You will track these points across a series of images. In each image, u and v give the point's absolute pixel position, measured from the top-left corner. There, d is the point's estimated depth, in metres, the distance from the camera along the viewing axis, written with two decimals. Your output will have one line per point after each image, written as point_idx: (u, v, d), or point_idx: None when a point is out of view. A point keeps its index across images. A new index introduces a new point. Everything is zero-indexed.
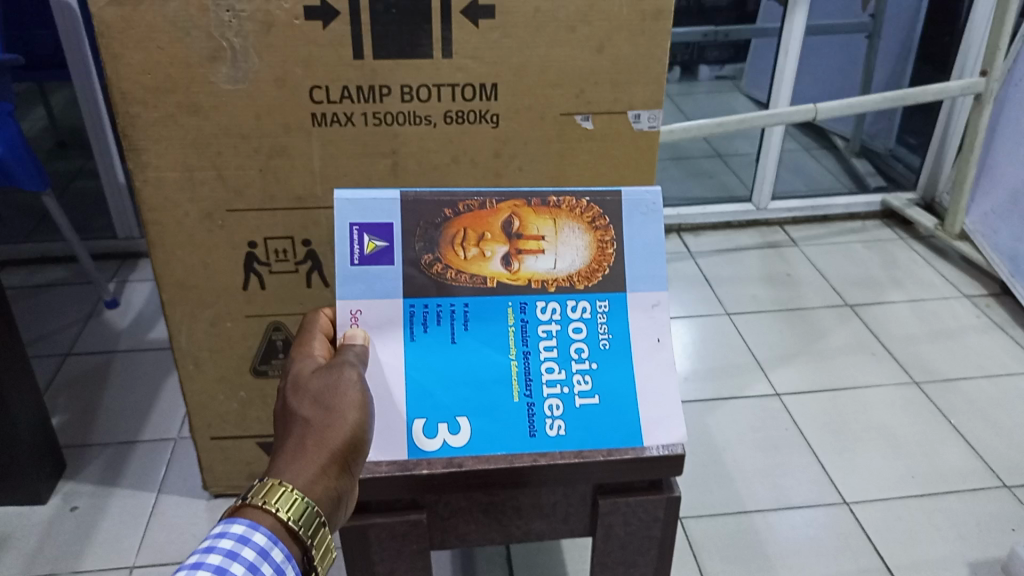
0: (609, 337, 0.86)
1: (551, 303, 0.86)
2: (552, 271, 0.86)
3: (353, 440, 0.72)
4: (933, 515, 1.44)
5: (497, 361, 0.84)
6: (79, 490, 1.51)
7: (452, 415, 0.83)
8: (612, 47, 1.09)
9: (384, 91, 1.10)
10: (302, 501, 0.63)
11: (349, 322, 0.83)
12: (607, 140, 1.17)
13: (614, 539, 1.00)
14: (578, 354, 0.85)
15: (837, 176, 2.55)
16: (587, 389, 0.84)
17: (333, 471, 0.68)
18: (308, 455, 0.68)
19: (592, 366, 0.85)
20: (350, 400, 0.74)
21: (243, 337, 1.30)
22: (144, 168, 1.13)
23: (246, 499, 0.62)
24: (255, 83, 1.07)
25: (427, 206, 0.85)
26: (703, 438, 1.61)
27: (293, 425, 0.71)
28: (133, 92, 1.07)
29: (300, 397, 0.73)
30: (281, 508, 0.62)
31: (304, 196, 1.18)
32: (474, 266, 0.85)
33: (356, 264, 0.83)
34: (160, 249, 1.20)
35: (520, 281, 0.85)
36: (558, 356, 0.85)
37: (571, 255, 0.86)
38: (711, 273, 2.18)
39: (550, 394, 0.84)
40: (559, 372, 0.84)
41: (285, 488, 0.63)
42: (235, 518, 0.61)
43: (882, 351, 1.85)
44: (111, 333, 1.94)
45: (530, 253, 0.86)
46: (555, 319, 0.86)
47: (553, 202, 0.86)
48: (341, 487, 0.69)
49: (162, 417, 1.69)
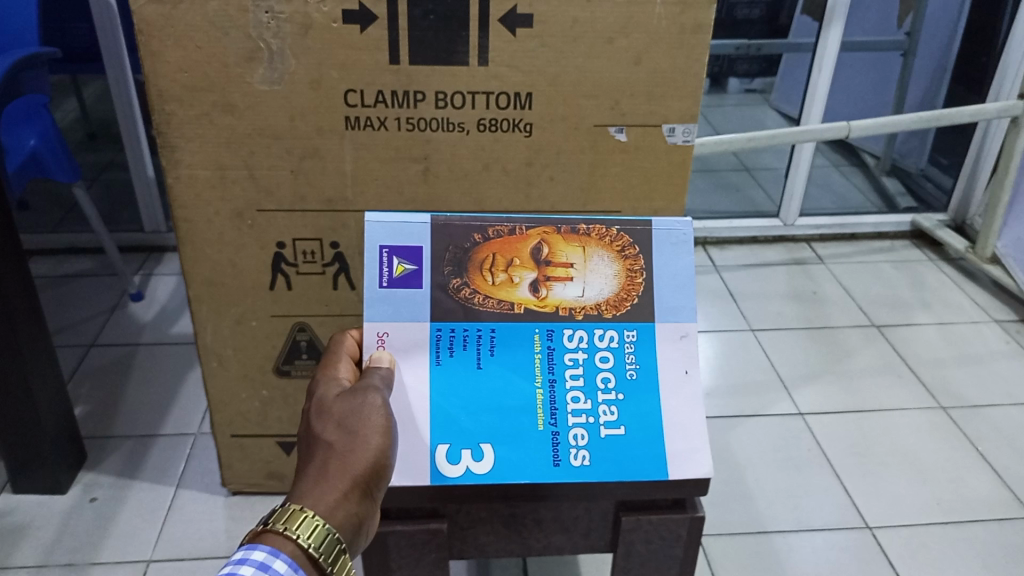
0: (636, 367, 0.89)
1: (578, 330, 0.89)
2: (580, 299, 0.89)
3: (376, 465, 0.72)
4: (957, 543, 1.42)
5: (523, 389, 0.87)
6: (99, 481, 1.52)
7: (475, 442, 0.85)
8: (649, 59, 1.09)
9: (419, 96, 1.09)
10: (323, 527, 0.63)
11: (376, 344, 0.86)
12: (640, 152, 1.16)
13: (634, 556, 0.99)
14: (604, 384, 0.88)
15: (867, 195, 2.52)
16: (612, 419, 0.87)
17: (355, 497, 0.68)
18: (330, 480, 0.68)
19: (618, 397, 0.87)
20: (374, 425, 0.74)
21: (268, 337, 1.30)
22: (176, 165, 1.14)
23: (268, 525, 0.62)
24: (290, 85, 1.08)
25: (457, 232, 0.89)
26: (724, 455, 1.60)
27: (317, 450, 0.71)
28: (170, 90, 1.08)
29: (324, 421, 0.74)
30: (302, 535, 0.62)
31: (334, 198, 1.18)
32: (503, 292, 0.88)
33: (385, 286, 0.87)
34: (189, 246, 1.21)
35: (548, 307, 0.89)
36: (584, 386, 0.87)
37: (599, 283, 0.90)
38: (736, 288, 2.16)
39: (575, 423, 0.86)
40: (584, 402, 0.87)
41: (306, 515, 0.64)
42: (257, 544, 0.62)
43: (909, 374, 1.83)
44: (135, 325, 1.95)
45: (558, 280, 0.89)
46: (582, 347, 0.88)
47: (582, 230, 0.90)
48: (363, 512, 0.69)
49: (183, 412, 1.69)
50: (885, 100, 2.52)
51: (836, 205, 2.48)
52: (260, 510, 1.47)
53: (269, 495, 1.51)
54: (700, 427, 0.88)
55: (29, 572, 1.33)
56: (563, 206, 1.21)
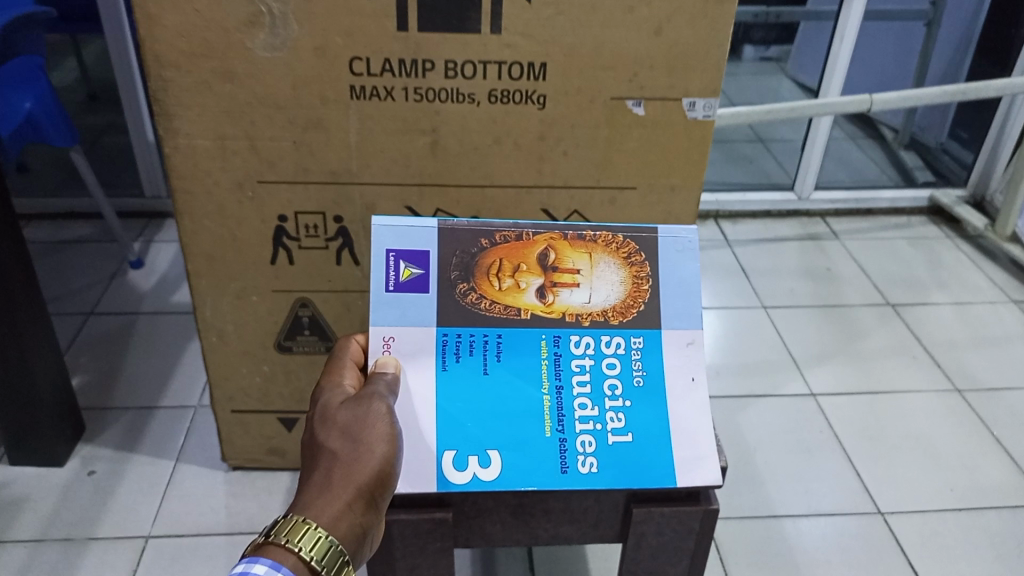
0: (643, 374, 0.87)
1: (584, 337, 0.87)
2: (586, 306, 0.87)
3: (381, 473, 0.70)
4: (971, 531, 1.39)
5: (530, 395, 0.85)
6: (97, 454, 1.49)
7: (482, 449, 0.83)
8: (670, 30, 1.03)
9: (428, 65, 1.04)
10: (326, 540, 0.62)
11: (382, 349, 0.84)
12: (658, 127, 1.12)
13: (644, 547, 0.96)
14: (612, 391, 0.85)
15: (883, 168, 2.48)
16: (620, 426, 0.85)
17: (359, 506, 0.67)
18: (334, 489, 0.67)
19: (625, 404, 0.85)
20: (379, 433, 0.73)
21: (269, 312, 1.27)
22: (174, 134, 1.09)
23: (270, 537, 0.62)
24: (293, 52, 1.02)
25: (464, 236, 0.87)
26: (734, 437, 1.57)
27: (322, 461, 0.70)
28: (168, 56, 1.03)
29: (328, 428, 0.73)
30: (304, 548, 0.61)
31: (339, 171, 1.13)
32: (510, 297, 0.87)
33: (392, 290, 0.85)
34: (188, 219, 1.16)
35: (554, 314, 0.87)
36: (592, 393, 0.85)
37: (605, 290, 0.88)
38: (748, 264, 2.11)
39: (583, 430, 0.84)
40: (592, 409, 0.85)
41: (309, 527, 0.63)
42: (259, 556, 0.61)
43: (924, 356, 1.79)
44: (135, 294, 1.91)
45: (565, 286, 0.87)
46: (588, 354, 0.86)
47: (589, 237, 0.88)
48: (367, 522, 0.68)
49: (183, 384, 1.66)
50: (906, 71, 2.44)
51: (850, 178, 2.45)
52: (261, 486, 1.45)
53: (271, 471, 1.48)
54: (708, 435, 0.86)
55: (27, 547, 1.31)
56: (576, 182, 1.16)
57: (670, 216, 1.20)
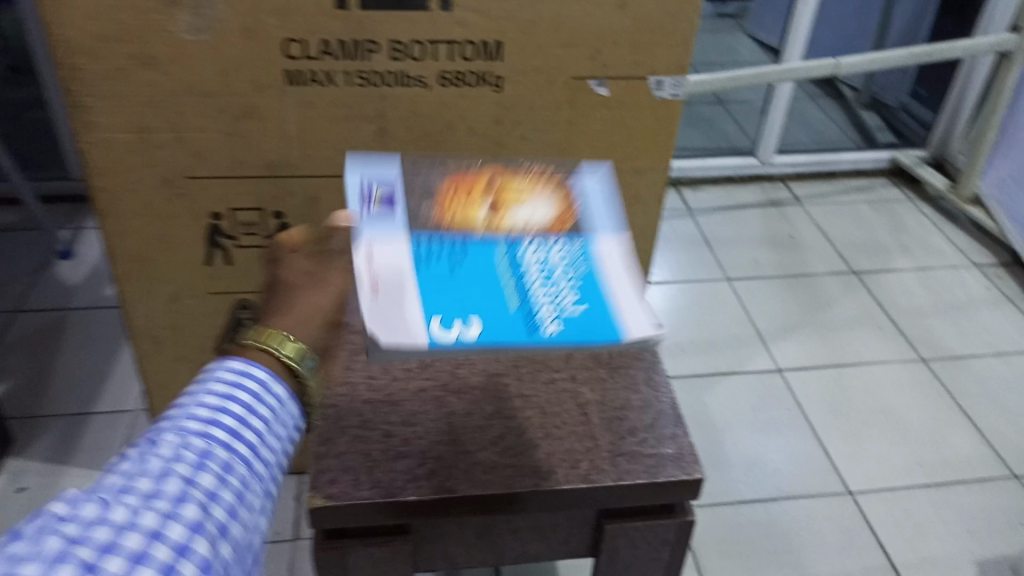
0: (594, 265, 0.67)
1: (527, 242, 0.69)
2: (531, 219, 0.72)
3: (342, 308, 0.78)
4: (941, 508, 1.37)
5: (468, 281, 0.64)
6: (30, 468, 1.39)
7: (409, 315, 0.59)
8: (636, 3, 0.94)
9: (371, 47, 0.94)
10: (299, 345, 0.66)
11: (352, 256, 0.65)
12: (622, 108, 1.04)
13: (618, 563, 0.90)
14: (561, 276, 0.66)
15: (844, 128, 2.44)
16: (575, 297, 0.63)
17: (326, 328, 0.75)
18: (303, 315, 0.75)
19: (576, 281, 0.65)
20: (338, 279, 0.79)
21: (208, 315, 1.17)
22: (89, 128, 0.97)
23: (246, 341, 0.65)
24: (219, 34, 0.91)
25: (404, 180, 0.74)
26: (702, 417, 1.52)
27: (296, 305, 0.76)
28: (74, 41, 0.90)
29: (291, 271, 0.80)
30: (280, 348, 0.64)
31: (276, 162, 1.03)
32: (450, 215, 0.71)
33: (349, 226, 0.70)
34: (110, 220, 1.05)
35: (500, 226, 0.71)
36: (539, 278, 0.65)
37: (544, 207, 0.73)
38: (710, 233, 2.06)
39: (535, 300, 0.62)
40: (541, 287, 0.64)
41: (283, 334, 0.66)
42: (232, 360, 0.64)
43: (888, 325, 1.77)
44: (66, 287, 1.79)
45: (511, 206, 0.73)
46: (533, 254, 0.68)
47: (528, 173, 0.78)
48: (332, 341, 0.76)
49: (121, 385, 1.56)
50: (866, 28, 2.39)
51: (812, 138, 2.40)
52: None
53: None
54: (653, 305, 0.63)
55: None
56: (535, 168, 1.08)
57: (635, 200, 1.13)
